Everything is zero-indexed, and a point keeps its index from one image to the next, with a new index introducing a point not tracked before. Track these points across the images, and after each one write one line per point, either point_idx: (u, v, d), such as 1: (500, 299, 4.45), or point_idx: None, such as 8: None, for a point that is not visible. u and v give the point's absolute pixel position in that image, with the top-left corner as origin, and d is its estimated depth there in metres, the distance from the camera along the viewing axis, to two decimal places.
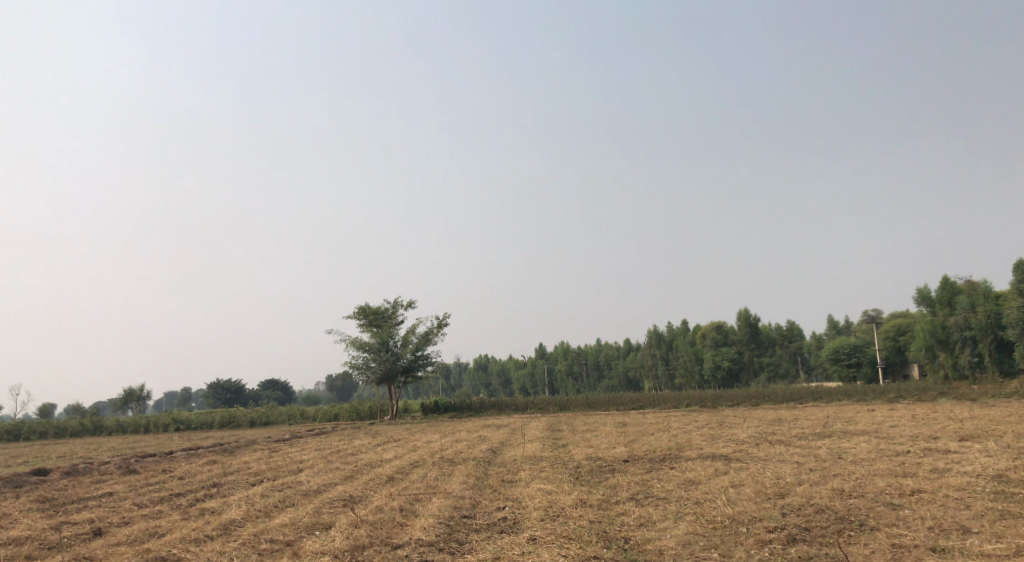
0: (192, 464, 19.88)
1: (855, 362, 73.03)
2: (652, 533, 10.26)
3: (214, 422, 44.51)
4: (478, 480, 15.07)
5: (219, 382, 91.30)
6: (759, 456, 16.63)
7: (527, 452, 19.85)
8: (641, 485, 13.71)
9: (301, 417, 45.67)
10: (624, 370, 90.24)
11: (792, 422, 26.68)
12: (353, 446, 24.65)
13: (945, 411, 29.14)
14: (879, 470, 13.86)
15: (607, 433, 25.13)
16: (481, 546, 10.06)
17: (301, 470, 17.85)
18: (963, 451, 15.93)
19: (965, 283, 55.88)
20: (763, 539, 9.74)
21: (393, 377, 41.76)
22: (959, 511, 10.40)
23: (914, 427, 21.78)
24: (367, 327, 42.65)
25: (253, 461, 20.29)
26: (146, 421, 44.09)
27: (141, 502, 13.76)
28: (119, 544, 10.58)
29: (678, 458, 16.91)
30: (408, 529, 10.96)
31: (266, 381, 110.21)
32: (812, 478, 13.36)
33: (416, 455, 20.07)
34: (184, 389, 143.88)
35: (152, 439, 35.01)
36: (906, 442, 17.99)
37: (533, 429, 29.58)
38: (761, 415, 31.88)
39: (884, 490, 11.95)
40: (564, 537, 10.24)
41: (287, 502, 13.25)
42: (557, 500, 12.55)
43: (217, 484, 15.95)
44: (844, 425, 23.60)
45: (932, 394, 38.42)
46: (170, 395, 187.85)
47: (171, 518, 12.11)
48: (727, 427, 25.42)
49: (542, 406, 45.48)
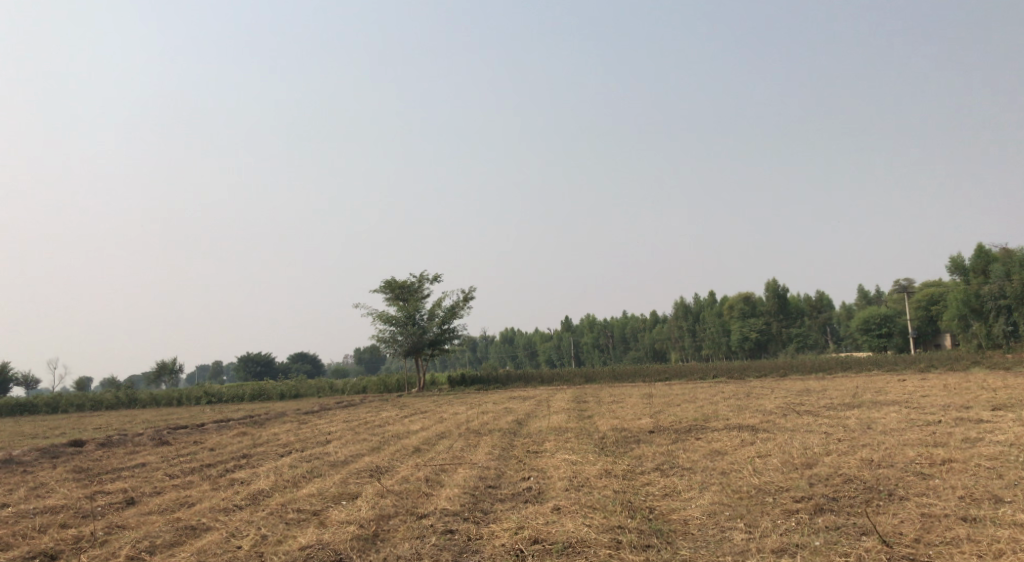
0: (223, 436, 20.24)
1: (886, 333, 72.11)
2: (677, 503, 10.21)
3: (245, 395, 45.21)
4: (504, 451, 15.13)
5: (250, 356, 92.84)
6: (787, 426, 16.49)
7: (553, 423, 19.89)
8: (666, 456, 13.63)
9: (330, 390, 46.27)
10: (651, 342, 90.16)
11: (820, 392, 26.50)
12: (380, 418, 24.89)
13: (979, 381, 28.62)
14: (909, 440, 13.64)
15: (633, 405, 25.05)
16: (506, 515, 10.09)
17: (328, 442, 18.03)
18: (997, 421, 15.60)
19: (1000, 252, 54.36)
20: (789, 509, 9.65)
21: (419, 350, 42.03)
22: (991, 480, 10.19)
23: (946, 397, 21.49)
24: (394, 301, 42.86)
25: (282, 433, 20.55)
26: (179, 394, 44.99)
27: (173, 473, 14.01)
28: (151, 513, 10.78)
29: (704, 429, 16.80)
30: (433, 499, 11.02)
31: (295, 353, 111.69)
32: (841, 448, 13.19)
33: (442, 426, 20.19)
34: (216, 363, 146.77)
35: (185, 412, 35.73)
36: (937, 411, 17.73)
37: (560, 400, 29.71)
38: (789, 386, 31.71)
39: (914, 460, 11.76)
40: (588, 506, 10.23)
41: (314, 473, 13.40)
42: (582, 470, 12.53)
43: (247, 455, 16.22)
44: (873, 395, 23.33)
45: (965, 363, 37.85)
46: (201, 368, 191.24)
47: (202, 488, 12.31)
48: (754, 397, 25.34)
49: (568, 379, 45.57)
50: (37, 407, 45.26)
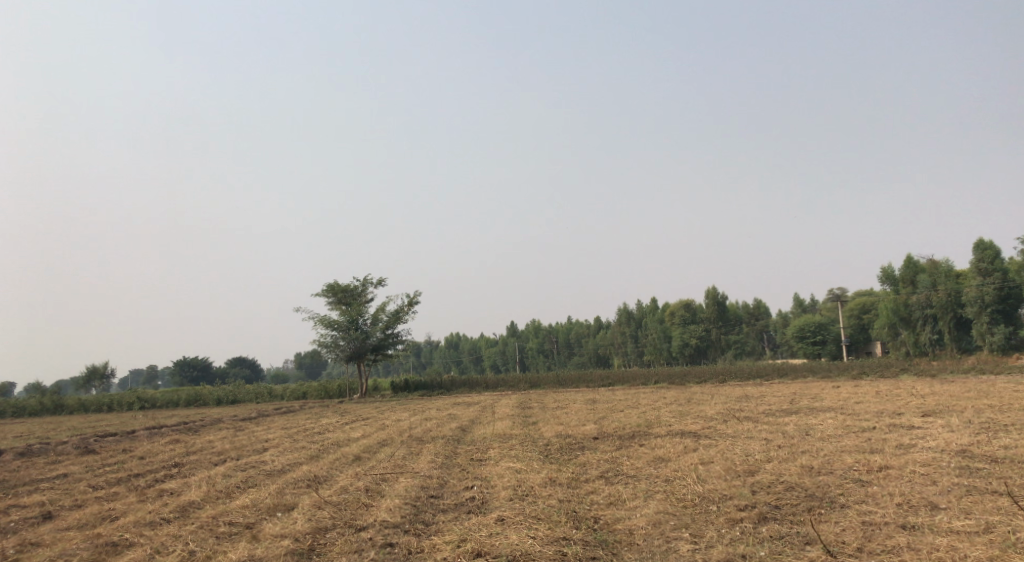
0: (154, 444, 19.35)
1: (820, 340, 74.21)
2: (622, 512, 10.11)
3: (179, 400, 43.59)
4: (446, 459, 14.84)
5: (186, 360, 89.93)
6: (728, 433, 16.63)
7: (497, 429, 19.66)
8: (610, 463, 13.56)
9: (269, 395, 45.06)
10: (595, 347, 90.78)
11: (758, 398, 26.92)
12: (319, 424, 24.23)
13: (908, 387, 29.50)
14: (846, 447, 13.87)
15: (577, 410, 25.00)
16: (448, 527, 9.81)
17: (265, 450, 17.41)
18: (927, 426, 16.08)
19: (927, 263, 56.52)
20: (733, 518, 9.65)
21: (362, 355, 41.28)
22: (926, 488, 10.38)
23: (878, 403, 22.08)
24: (336, 305, 42.01)
25: (217, 441, 19.77)
26: (109, 399, 43.15)
27: (97, 484, 13.27)
28: (69, 528, 10.13)
29: (647, 436, 16.83)
30: (373, 510, 10.65)
31: (233, 358, 108.63)
32: (781, 455, 13.34)
33: (384, 434, 19.75)
34: (150, 367, 141.74)
35: (114, 418, 34.26)
36: (871, 418, 18.11)
37: (504, 406, 29.47)
38: (728, 392, 32.13)
39: (852, 467, 11.94)
40: (534, 517, 10.03)
41: (249, 483, 12.85)
42: (526, 479, 12.35)
43: (178, 464, 15.52)
44: (810, 401, 23.80)
45: (895, 371, 39.10)
46: (135, 373, 184.85)
47: (127, 500, 11.65)
48: (695, 403, 25.61)
49: (512, 384, 45.44)
50: None
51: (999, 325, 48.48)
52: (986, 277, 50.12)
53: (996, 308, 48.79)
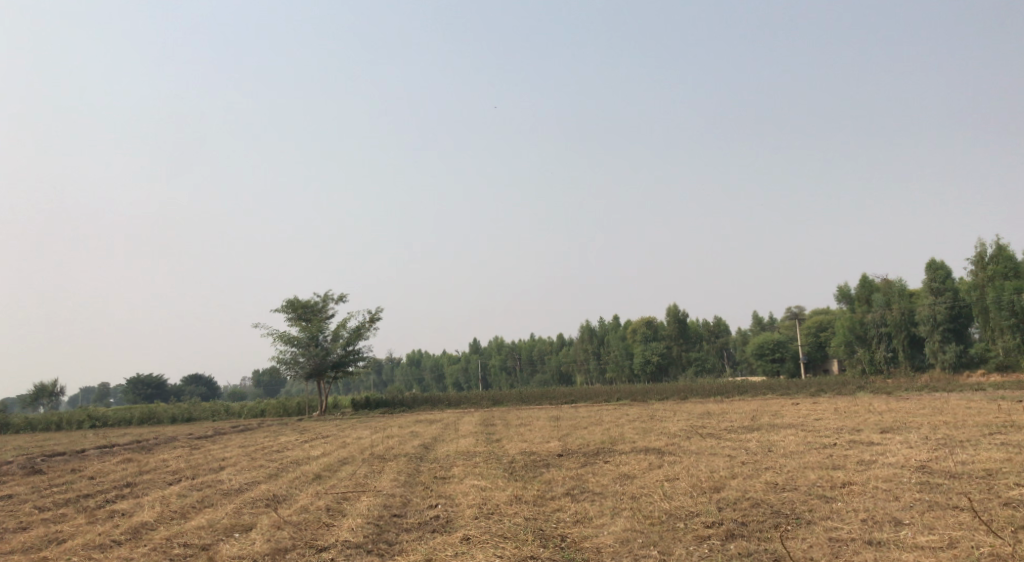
0: (105, 464, 18.65)
1: (778, 358, 75.28)
2: (589, 530, 10.01)
3: (132, 419, 42.28)
4: (410, 477, 14.58)
5: (140, 377, 87.54)
6: (692, 449, 16.67)
7: (460, 447, 19.39)
8: (576, 480, 13.45)
9: (226, 413, 44.00)
10: (557, 365, 90.82)
11: (720, 416, 27.03)
12: (278, 443, 23.69)
13: (865, 404, 30.04)
14: (809, 463, 13.98)
15: (541, 428, 24.88)
16: (412, 547, 9.58)
17: (222, 468, 16.92)
18: (885, 443, 16.34)
19: (881, 282, 57.79)
20: (701, 535, 9.61)
21: (322, 372, 40.63)
22: (889, 503, 10.49)
23: (837, 420, 22.35)
24: (296, 321, 41.33)
25: (171, 460, 19.17)
26: (58, 417, 41.72)
27: (44, 505, 12.71)
28: (13, 552, 9.65)
29: (611, 452, 16.79)
30: (334, 530, 10.36)
31: (190, 375, 106.17)
32: (746, 472, 13.39)
33: (345, 452, 19.35)
34: (102, 384, 137.75)
35: (63, 437, 33.11)
36: (831, 434, 18.34)
37: (467, 424, 29.23)
38: (690, 409, 32.28)
39: (816, 482, 12.02)
40: (499, 536, 9.86)
41: (205, 503, 12.43)
42: (491, 497, 12.17)
43: (131, 483, 14.97)
44: (771, 418, 24.06)
45: (851, 388, 39.69)
46: (86, 391, 179.46)
47: (76, 522, 11.17)
48: (658, 421, 25.62)
49: (475, 402, 45.14)
50: None
51: (951, 343, 49.81)
52: (939, 296, 51.54)
53: (947, 326, 50.09)
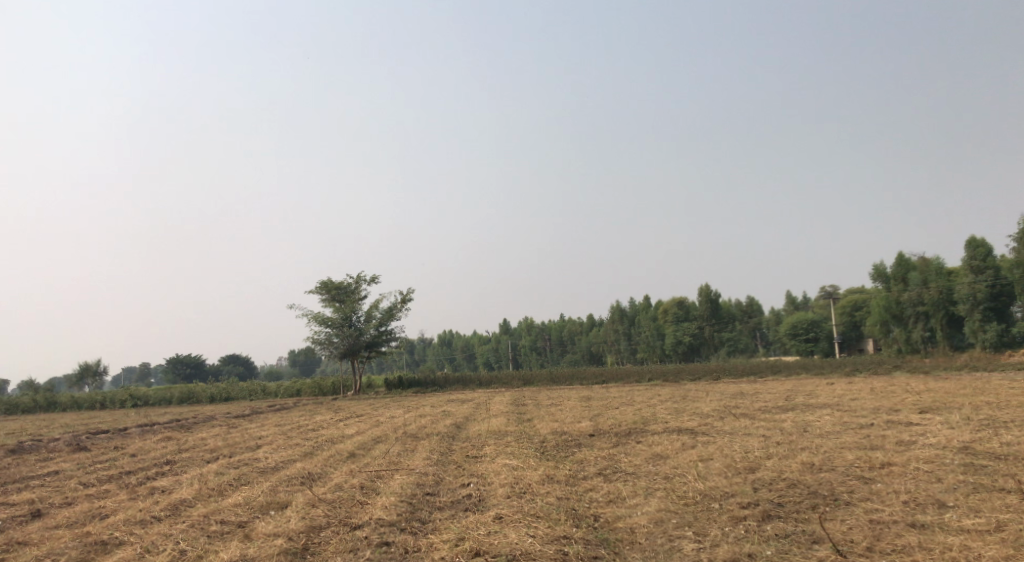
0: (146, 442, 19.06)
1: (813, 337, 74.17)
2: (623, 510, 9.93)
3: (172, 398, 43.16)
4: (442, 456, 14.64)
5: (178, 357, 89.50)
6: (725, 429, 16.50)
7: (492, 426, 19.41)
8: (608, 460, 13.39)
9: (262, 393, 44.73)
10: (587, 345, 90.65)
11: (753, 395, 26.73)
12: (313, 422, 24.01)
13: (901, 384, 29.53)
14: (846, 443, 13.73)
15: (572, 408, 24.79)
16: (445, 526, 9.59)
17: (258, 447, 17.18)
18: (925, 423, 15.98)
19: (919, 260, 56.38)
20: (736, 516, 9.48)
21: (356, 352, 41.01)
22: (931, 485, 10.24)
23: (874, 400, 21.93)
24: (330, 302, 41.71)
25: (210, 438, 19.52)
26: (102, 397, 42.75)
27: (88, 481, 13.01)
28: (58, 527, 9.86)
29: (644, 432, 16.68)
30: (368, 508, 10.43)
31: (227, 355, 108.25)
32: (781, 452, 13.20)
33: (378, 431, 19.53)
34: (142, 363, 141.33)
35: (107, 415, 33.93)
36: (868, 415, 17.99)
37: (498, 403, 29.46)
38: (723, 389, 31.96)
39: (853, 463, 11.80)
40: (532, 515, 9.83)
41: (242, 481, 12.64)
42: (523, 476, 12.15)
43: (171, 461, 15.28)
44: (806, 398, 23.71)
45: (887, 368, 39.08)
46: (127, 370, 184.17)
47: (118, 498, 11.39)
48: (690, 400, 25.41)
49: (506, 381, 45.30)
50: None
51: (992, 322, 48.56)
52: (979, 274, 50.07)
53: (988, 305, 48.87)
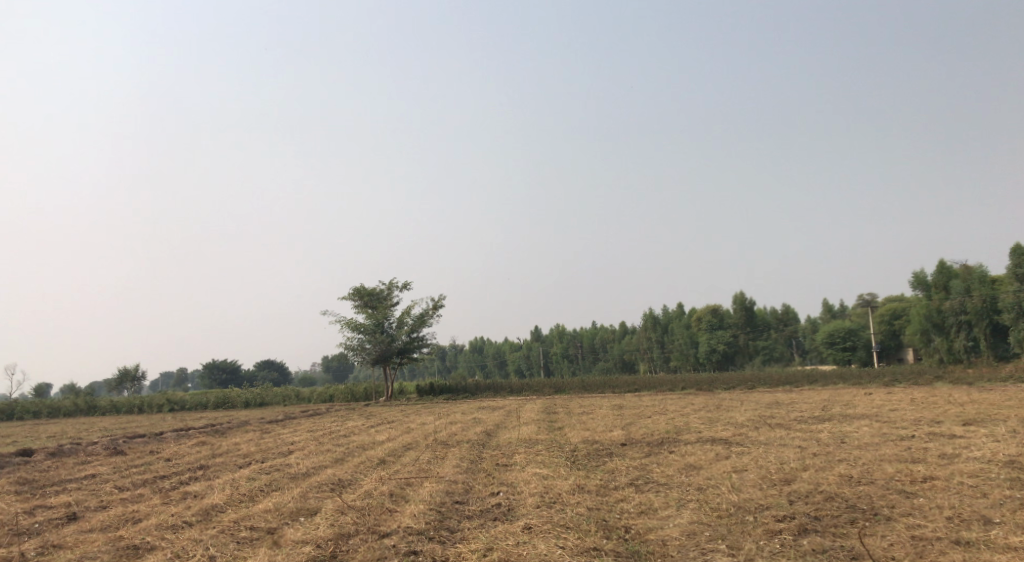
0: (181, 446, 19.31)
1: (850, 346, 72.71)
2: (654, 522, 9.76)
3: (208, 403, 43.82)
4: (472, 464, 14.58)
5: (215, 363, 90.99)
6: (761, 440, 16.18)
7: (523, 434, 19.31)
8: (640, 470, 13.19)
9: (296, 398, 45.18)
10: (620, 353, 90.00)
11: (789, 405, 26.18)
12: (345, 428, 24.14)
13: (942, 394, 28.78)
14: (886, 456, 13.35)
15: (603, 417, 24.59)
16: (474, 535, 9.52)
17: (290, 453, 17.30)
18: (968, 435, 15.49)
19: (961, 268, 54.94)
20: (771, 529, 9.25)
21: (388, 358, 41.22)
22: (975, 500, 9.89)
23: (915, 411, 21.33)
24: (362, 309, 42.01)
25: (243, 443, 19.73)
26: (140, 401, 43.54)
27: (123, 485, 13.20)
28: (92, 531, 9.99)
29: (676, 442, 16.44)
30: (397, 516, 10.39)
31: (262, 361, 109.74)
32: (817, 463, 12.88)
33: (409, 437, 19.55)
34: (179, 369, 143.93)
35: (145, 419, 34.58)
36: (908, 426, 17.50)
37: (529, 410, 29.35)
38: (758, 398, 31.40)
39: (894, 477, 11.45)
40: (562, 526, 9.70)
41: (273, 486, 12.70)
42: (553, 486, 12.01)
43: (204, 466, 15.45)
44: (843, 408, 23.14)
45: (928, 378, 38.01)
46: (165, 375, 187.64)
47: (152, 503, 11.52)
48: (724, 410, 24.98)
49: (537, 389, 45.13)
50: None
51: None
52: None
53: None
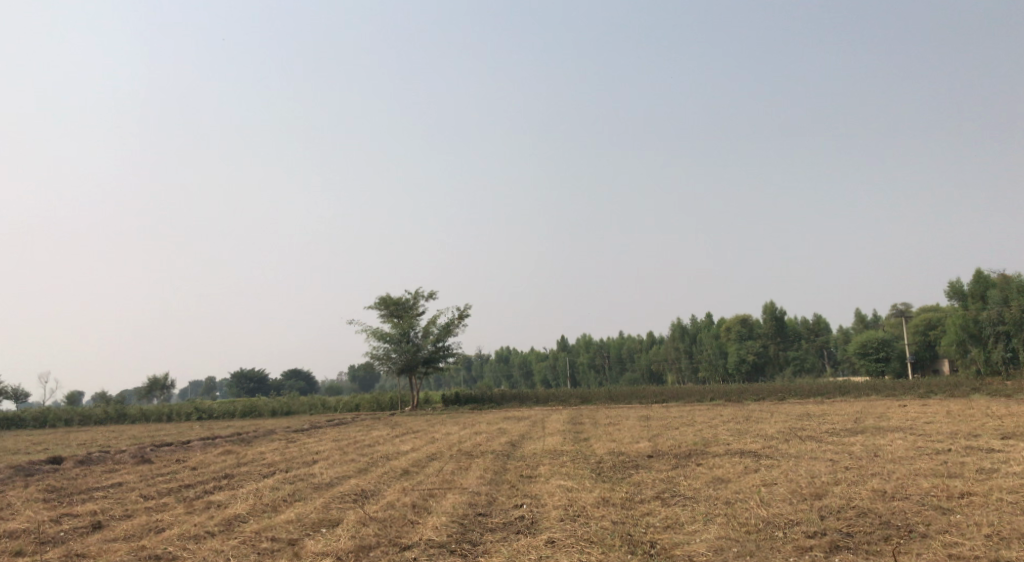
0: (207, 455, 19.43)
1: (883, 357, 71.33)
2: (680, 537, 9.54)
3: (235, 411, 44.19)
4: (495, 475, 14.43)
5: (243, 372, 91.94)
6: (791, 452, 15.82)
7: (548, 445, 19.10)
8: (667, 483, 12.94)
9: (323, 407, 45.38)
10: (647, 363, 89.21)
11: (820, 417, 25.65)
12: (370, 437, 24.15)
13: (981, 407, 28.01)
14: (921, 470, 12.96)
15: (630, 427, 24.28)
16: (496, 548, 9.38)
17: (315, 462, 17.29)
18: (1008, 449, 14.98)
19: (998, 278, 53.74)
20: (802, 546, 8.98)
21: (413, 368, 41.28)
22: (1015, 517, 9.54)
23: (951, 424, 20.77)
24: (388, 318, 42.16)
25: (268, 452, 19.78)
26: (169, 410, 44.03)
27: (149, 494, 13.28)
28: (116, 540, 10.03)
29: (704, 454, 16.15)
30: (418, 528, 10.29)
31: (289, 370, 110.72)
32: (850, 477, 12.54)
33: (433, 447, 19.44)
34: (209, 378, 145.73)
35: (174, 428, 34.93)
36: (943, 439, 17.03)
37: (555, 421, 29.17)
38: (788, 410, 30.82)
39: (929, 492, 11.09)
40: (585, 540, 9.51)
41: (296, 497, 12.68)
42: (577, 498, 11.83)
43: (229, 475, 15.50)
44: (877, 421, 22.60)
45: (965, 390, 37.08)
46: (194, 384, 190.19)
47: (175, 512, 11.55)
48: (753, 421, 24.54)
49: (564, 399, 44.84)
50: (24, 421, 44.28)
51: None
52: None
53: None
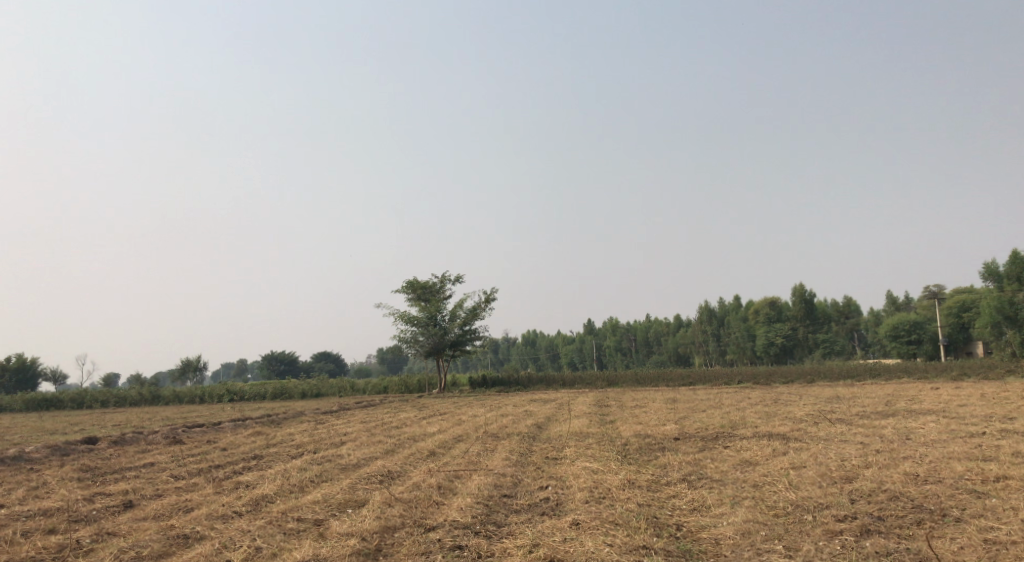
0: (237, 436, 19.68)
1: (915, 339, 70.11)
2: (707, 520, 9.42)
3: (266, 393, 44.77)
4: (521, 457, 14.41)
5: (274, 354, 93.01)
6: (820, 435, 15.57)
7: (574, 428, 19.02)
8: (693, 465, 12.82)
9: (351, 390, 45.83)
10: (674, 346, 88.53)
11: (851, 400, 25.23)
12: (397, 419, 24.26)
13: (1014, 390, 27.35)
14: (956, 453, 12.66)
15: (657, 410, 24.13)
16: (520, 530, 9.37)
17: (342, 443, 17.43)
18: None
19: None
20: (832, 530, 8.81)
21: (440, 351, 41.42)
22: None
23: (986, 407, 20.34)
24: (416, 302, 42.30)
25: (296, 434, 19.97)
26: (202, 392, 44.73)
27: (179, 474, 13.47)
28: (146, 519, 10.18)
29: (732, 437, 15.97)
30: (443, 509, 10.29)
31: (319, 353, 111.97)
32: (881, 460, 12.29)
33: (459, 429, 19.47)
34: (240, 361, 147.94)
35: (206, 409, 35.46)
36: (977, 422, 16.64)
37: (581, 403, 29.15)
38: (818, 392, 30.42)
39: (964, 476, 10.83)
40: (610, 522, 9.44)
41: (323, 477, 12.78)
42: (603, 480, 11.76)
43: (258, 456, 15.67)
44: (909, 403, 22.17)
45: (999, 373, 36.29)
46: (226, 367, 193.21)
47: (204, 492, 11.70)
48: (782, 404, 24.27)
49: (590, 382, 44.77)
50: (62, 403, 45.27)
51: None
52: None
53: None
